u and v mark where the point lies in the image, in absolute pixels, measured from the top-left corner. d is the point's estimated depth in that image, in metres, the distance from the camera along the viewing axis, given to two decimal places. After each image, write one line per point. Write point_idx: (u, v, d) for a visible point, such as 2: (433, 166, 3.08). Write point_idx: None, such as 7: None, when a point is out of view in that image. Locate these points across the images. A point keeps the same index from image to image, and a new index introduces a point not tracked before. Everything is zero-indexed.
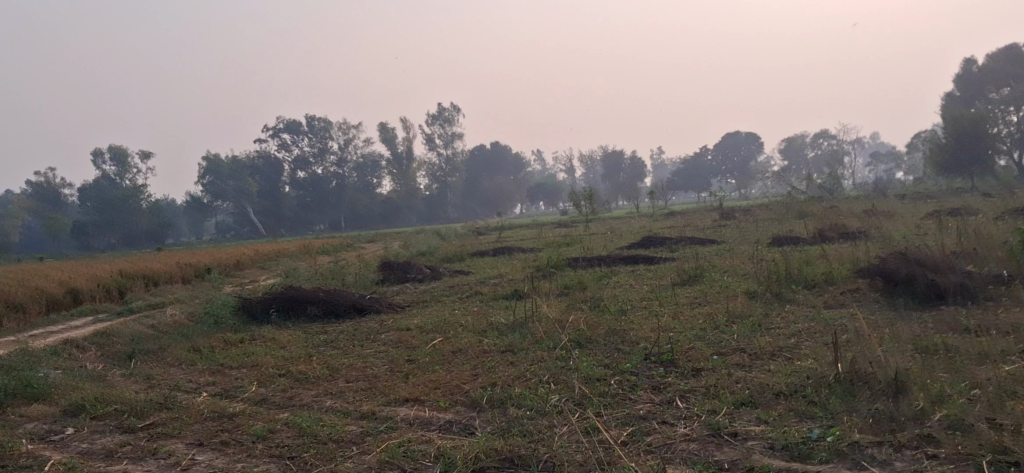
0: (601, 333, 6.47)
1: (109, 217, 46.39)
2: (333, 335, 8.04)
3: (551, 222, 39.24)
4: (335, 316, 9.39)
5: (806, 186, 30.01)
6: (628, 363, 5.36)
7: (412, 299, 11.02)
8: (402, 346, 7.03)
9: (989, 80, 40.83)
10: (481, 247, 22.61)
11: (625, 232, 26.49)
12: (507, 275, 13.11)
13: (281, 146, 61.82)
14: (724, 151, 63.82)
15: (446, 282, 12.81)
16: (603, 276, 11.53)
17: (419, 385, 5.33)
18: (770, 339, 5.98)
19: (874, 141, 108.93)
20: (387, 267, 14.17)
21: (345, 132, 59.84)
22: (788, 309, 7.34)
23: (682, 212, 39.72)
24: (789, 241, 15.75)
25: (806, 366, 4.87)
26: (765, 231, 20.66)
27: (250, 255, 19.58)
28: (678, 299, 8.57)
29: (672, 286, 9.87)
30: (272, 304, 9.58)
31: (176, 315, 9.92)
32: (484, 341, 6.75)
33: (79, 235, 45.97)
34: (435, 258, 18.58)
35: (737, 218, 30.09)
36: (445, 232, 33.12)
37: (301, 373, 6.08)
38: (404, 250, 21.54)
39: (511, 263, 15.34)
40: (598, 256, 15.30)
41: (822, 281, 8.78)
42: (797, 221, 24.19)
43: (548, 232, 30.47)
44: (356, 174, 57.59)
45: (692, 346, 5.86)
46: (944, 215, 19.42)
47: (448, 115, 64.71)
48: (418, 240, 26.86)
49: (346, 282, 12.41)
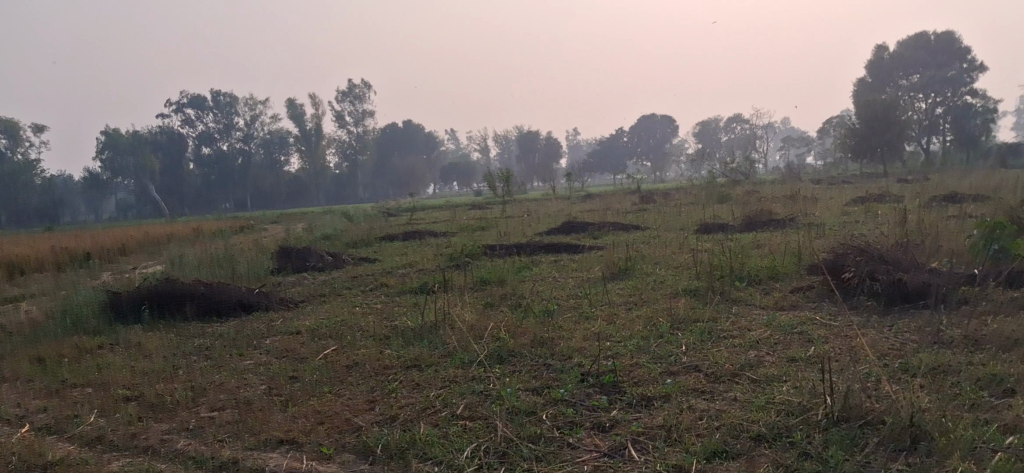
0: (526, 344, 5.47)
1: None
2: (210, 340, 6.89)
3: (464, 203, 38.29)
4: (217, 314, 8.24)
5: (722, 170, 29.64)
6: (562, 387, 4.37)
7: (309, 293, 9.89)
8: (288, 358, 5.92)
9: (898, 67, 41.19)
10: (392, 230, 21.53)
11: (544, 215, 25.71)
12: (418, 263, 12.08)
13: (185, 122, 59.36)
14: (638, 133, 63.50)
15: (351, 272, 11.69)
16: (522, 267, 10.61)
17: (299, 417, 4.19)
18: (726, 352, 5.05)
19: (780, 125, 111.15)
20: (285, 254, 12.96)
21: (252, 108, 57.73)
22: (737, 311, 6.47)
23: (597, 195, 39.17)
24: (714, 228, 15.08)
25: (785, 395, 3.92)
26: (687, 216, 20.07)
27: (138, 239, 18.06)
28: (609, 297, 7.64)
29: (599, 281, 8.96)
30: (144, 301, 8.35)
31: (32, 314, 8.58)
32: (385, 352, 5.67)
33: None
34: (340, 243, 17.41)
35: (656, 201, 29.62)
36: (354, 213, 31.85)
37: (153, 394, 4.88)
38: (309, 233, 20.30)
39: (423, 250, 14.29)
40: (515, 243, 14.39)
41: (766, 276, 7.96)
42: (719, 206, 23.75)
43: (462, 213, 29.49)
44: (262, 151, 55.60)
45: (635, 362, 4.91)
46: (867, 202, 19.02)
47: (360, 92, 63.00)
48: (325, 222, 25.57)
49: (238, 272, 11.17)
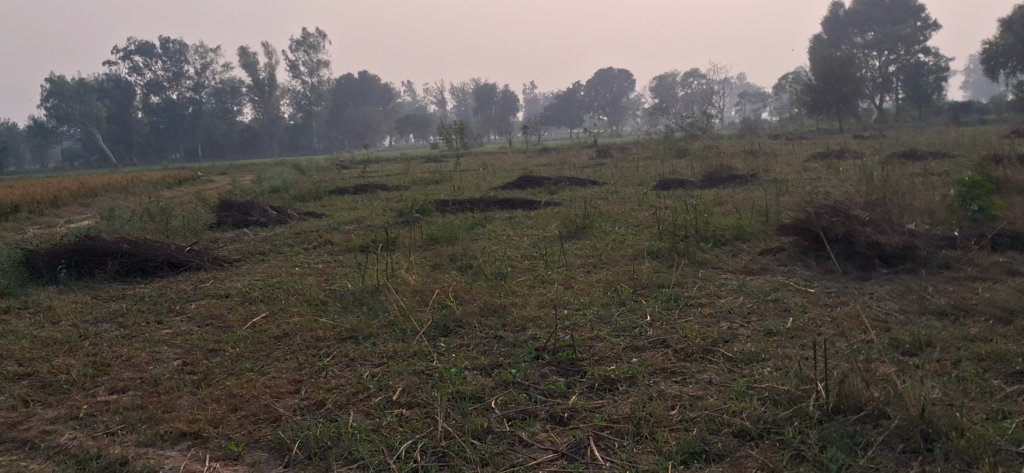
0: (476, 312, 4.94)
1: None
2: (129, 304, 6.29)
3: (418, 156, 37.57)
4: (142, 274, 7.63)
5: (679, 122, 29.19)
6: (515, 368, 3.83)
7: (247, 250, 9.28)
8: (213, 326, 5.34)
9: (853, 23, 41.00)
10: (343, 183, 20.93)
11: (499, 169, 25.17)
12: (365, 219, 11.48)
13: (133, 69, 57.67)
14: (596, 87, 62.77)
15: (294, 228, 11.04)
16: (475, 224, 10.09)
17: (210, 403, 3.61)
18: (695, 323, 4.55)
19: (736, 79, 110.91)
20: (225, 207, 12.26)
21: (202, 56, 56.15)
22: (704, 274, 6.00)
23: (554, 149, 38.61)
24: (674, 185, 14.61)
25: (767, 380, 3.42)
26: (643, 171, 19.66)
27: (72, 190, 17.22)
28: (567, 258, 7.13)
29: (555, 240, 8.44)
30: (61, 259, 7.67)
31: None
32: (318, 321, 5.09)
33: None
34: (288, 196, 16.69)
35: (612, 155, 29.28)
36: (307, 165, 31.07)
37: (47, 371, 4.27)
38: (257, 186, 19.55)
39: (372, 204, 13.68)
40: (469, 198, 13.82)
41: (733, 237, 7.49)
42: (676, 161, 23.41)
43: (416, 166, 28.92)
44: (213, 100, 54.12)
45: (598, 335, 4.40)
46: (825, 158, 18.72)
47: (314, 41, 61.50)
48: (274, 174, 24.76)
49: (172, 227, 10.47)
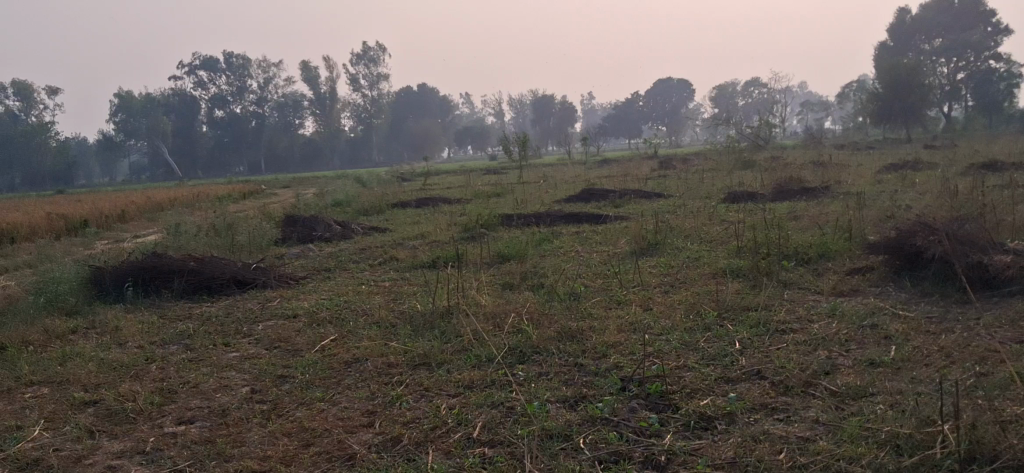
0: (553, 338, 4.69)
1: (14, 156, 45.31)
2: (196, 324, 6.18)
3: (478, 168, 37.53)
4: (208, 292, 7.55)
5: (742, 133, 28.71)
6: (602, 401, 3.59)
7: (313, 267, 9.17)
8: (281, 349, 5.18)
9: (921, 30, 39.99)
10: (405, 195, 20.90)
11: (561, 182, 24.95)
12: (430, 234, 11.32)
13: (199, 84, 58.77)
14: (655, 98, 62.28)
15: (359, 244, 10.94)
16: (543, 240, 9.85)
17: (280, 437, 3.42)
18: (790, 353, 4.25)
19: (797, 87, 109.18)
20: (291, 223, 12.22)
21: (266, 71, 56.86)
22: (791, 296, 5.69)
23: (615, 160, 38.31)
24: (743, 197, 14.25)
25: (883, 419, 3.12)
26: (709, 183, 19.28)
27: (140, 205, 17.41)
28: (643, 277, 6.86)
29: (627, 257, 8.18)
30: (129, 277, 7.62)
31: (9, 289, 7.90)
32: (389, 346, 4.89)
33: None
34: (350, 210, 16.68)
35: (674, 167, 28.89)
36: (369, 177, 31.22)
37: (114, 398, 4.14)
38: (319, 199, 19.61)
39: (437, 219, 13.55)
40: (533, 212, 13.62)
41: (817, 254, 7.14)
42: (741, 173, 22.96)
43: (477, 178, 28.86)
44: (276, 114, 54.86)
45: (687, 365, 4.13)
46: (898, 169, 18.12)
47: (375, 55, 62.02)
48: (337, 187, 24.90)
49: (239, 242, 10.44)
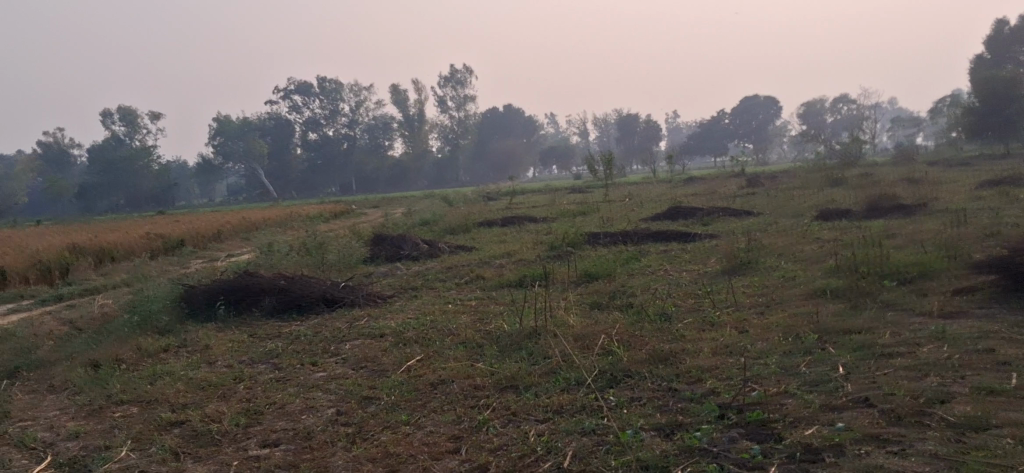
0: (645, 360, 4.52)
1: (117, 179, 47.25)
2: (284, 343, 6.17)
3: (563, 187, 37.43)
4: (298, 310, 7.58)
5: (833, 150, 28.01)
6: (698, 429, 3.41)
7: (399, 285, 9.16)
8: (367, 369, 5.12)
9: (1021, 41, 38.51)
10: (491, 214, 20.93)
11: (647, 200, 24.70)
12: (516, 253, 11.23)
13: (292, 107, 60.13)
14: (741, 115, 61.38)
15: (445, 262, 10.90)
16: (630, 258, 9.67)
17: (365, 462, 3.34)
18: (899, 378, 4.00)
19: (889, 102, 106.47)
20: (378, 241, 12.28)
21: (355, 94, 57.81)
22: (894, 318, 5.40)
23: (701, 178, 37.79)
24: (836, 215, 13.82)
25: (1005, 457, 2.87)
26: (800, 200, 18.79)
27: (233, 224, 17.79)
28: (736, 297, 6.62)
29: (718, 276, 7.95)
30: (220, 295, 7.70)
31: (106, 307, 8.06)
32: (475, 367, 4.78)
33: (84, 196, 47.03)
34: (437, 229, 16.74)
35: (764, 184, 28.32)
36: (455, 197, 31.42)
37: (200, 418, 4.11)
38: (406, 219, 19.76)
39: (522, 237, 13.46)
40: (621, 230, 13.43)
41: (920, 274, 6.79)
42: (833, 189, 22.36)
43: (563, 197, 28.76)
44: (366, 136, 55.70)
45: (785, 389, 3.92)
46: (1001, 185, 17.37)
47: (462, 76, 62.58)
48: (424, 206, 25.08)
49: (328, 260, 10.51)
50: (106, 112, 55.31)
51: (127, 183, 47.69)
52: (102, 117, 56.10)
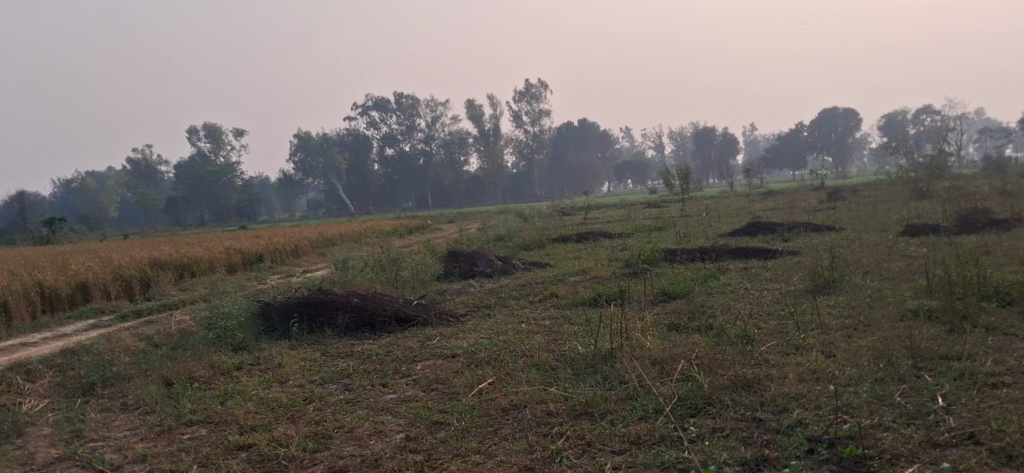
0: (727, 387, 4.31)
1: (203, 193, 48.43)
2: (356, 362, 6.09)
3: (639, 201, 37.11)
4: (371, 328, 7.51)
5: (918, 163, 27.18)
6: (788, 465, 3.19)
7: (473, 303, 9.04)
8: (438, 392, 5.00)
9: None
10: (566, 229, 20.77)
11: (725, 214, 24.28)
12: (592, 269, 11.05)
13: (369, 123, 60.87)
14: (821, 127, 60.10)
15: (519, 279, 10.77)
16: (709, 276, 9.41)
17: None
18: (1005, 411, 3.71)
19: (975, 112, 103.29)
20: (453, 257, 12.23)
21: (431, 109, 58.22)
22: (995, 342, 5.08)
23: (780, 192, 37.03)
24: (924, 230, 13.33)
25: None
26: (886, 215, 18.21)
27: (311, 239, 17.96)
28: (823, 318, 6.33)
29: (802, 296, 7.64)
30: (294, 312, 7.67)
31: (184, 323, 8.11)
32: (549, 391, 4.62)
33: (172, 210, 48.34)
34: (512, 244, 16.64)
35: (846, 198, 27.62)
36: (530, 211, 31.36)
37: (268, 442, 4.03)
38: (481, 234, 19.72)
39: (598, 253, 13.27)
40: (699, 246, 13.15)
41: (1019, 295, 6.41)
42: (919, 203, 21.66)
43: (639, 212, 28.45)
44: (443, 151, 55.99)
45: (879, 422, 3.67)
46: None
47: (537, 91, 62.64)
48: (499, 221, 25.04)
49: (401, 277, 10.47)
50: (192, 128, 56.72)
51: (212, 197, 48.85)
52: (188, 134, 57.62)
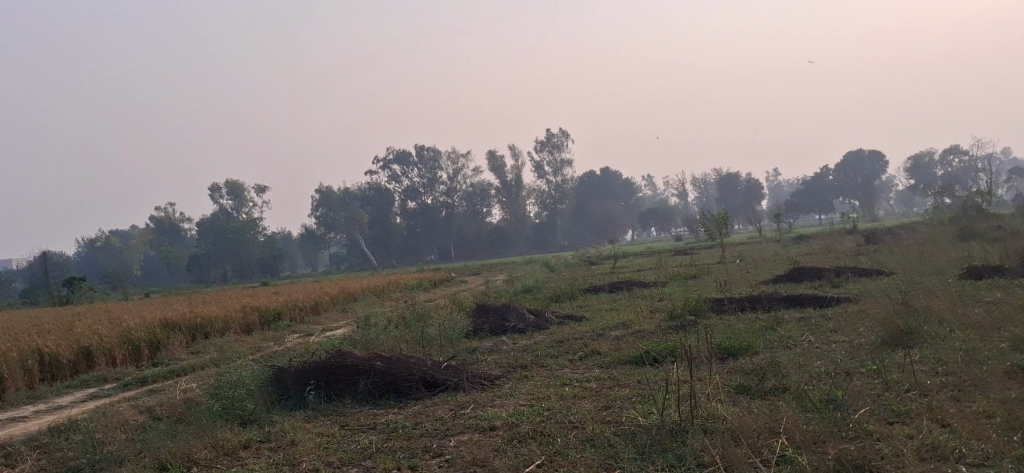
0: None
1: (226, 249, 48.15)
2: (381, 439, 5.31)
3: (667, 248, 36.42)
4: (395, 395, 6.73)
5: (956, 201, 26.35)
6: None
7: (507, 362, 8.25)
8: None
9: None
10: (597, 279, 20.04)
11: (760, 259, 23.45)
12: (634, 322, 10.25)
13: (392, 177, 60.59)
14: (846, 171, 59.08)
15: (555, 334, 10.00)
16: (765, 328, 8.60)
17: None
18: None
19: (1003, 154, 102.05)
20: (482, 312, 11.50)
21: (454, 162, 57.81)
22: None
23: (811, 236, 36.01)
24: (986, 273, 12.41)
25: None
26: (933, 256, 17.34)
27: (332, 295, 17.25)
28: (917, 378, 5.49)
29: (879, 349, 6.79)
30: (311, 379, 6.91)
31: (192, 392, 7.37)
32: None
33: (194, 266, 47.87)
34: (541, 296, 15.88)
35: (884, 240, 26.75)
36: (556, 261, 30.70)
37: None
38: (508, 286, 18.94)
39: (635, 305, 12.47)
40: (746, 294, 12.30)
41: None
42: (963, 243, 20.80)
43: (669, 260, 27.69)
44: (465, 203, 55.49)
45: None
46: None
47: (558, 141, 62.28)
48: (525, 272, 24.32)
49: (429, 335, 9.71)
50: (216, 187, 56.44)
51: (236, 253, 48.54)
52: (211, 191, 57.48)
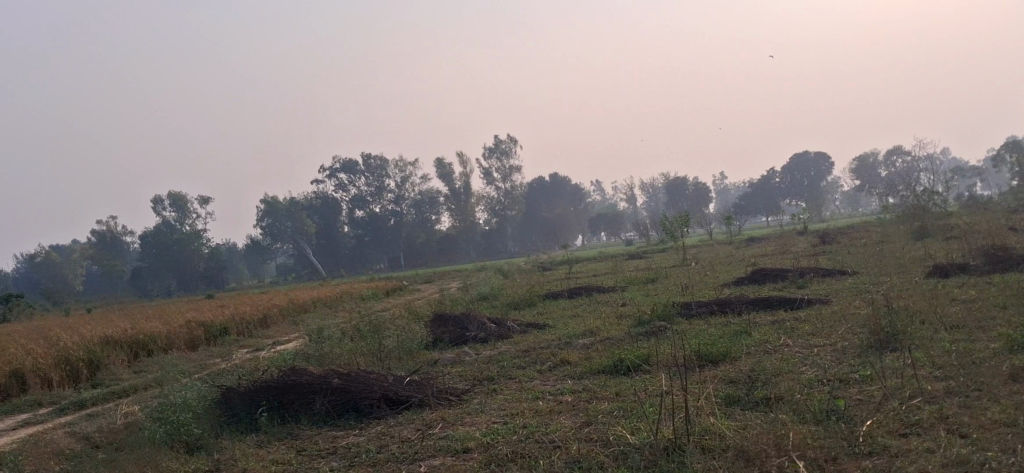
0: None
1: (170, 263, 47.01)
2: (345, 465, 4.83)
3: (619, 252, 36.15)
4: (355, 414, 6.25)
5: (906, 200, 26.38)
6: None
7: (473, 375, 7.79)
8: None
9: None
10: (554, 285, 19.64)
11: (717, 262, 23.23)
12: (601, 328, 9.86)
13: (339, 185, 59.73)
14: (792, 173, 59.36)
15: (520, 343, 9.57)
16: (741, 333, 8.25)
17: None
18: None
19: (942, 155, 103.57)
20: (441, 323, 11.04)
21: (402, 170, 57.16)
22: None
23: (763, 238, 35.93)
24: (953, 272, 12.22)
25: None
26: (893, 255, 17.18)
27: (280, 307, 16.62)
28: (918, 382, 5.16)
29: (866, 354, 6.45)
30: (263, 399, 6.39)
31: (134, 415, 6.80)
32: None
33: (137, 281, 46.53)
34: (499, 303, 15.43)
35: (837, 240, 26.70)
36: (509, 267, 30.23)
37: None
38: (463, 293, 18.47)
39: (599, 310, 12.07)
40: (712, 298, 11.98)
41: None
42: (918, 242, 20.75)
43: (624, 264, 27.42)
44: (413, 211, 54.81)
45: None
46: None
47: (506, 147, 61.89)
48: (480, 280, 23.84)
49: (387, 347, 9.23)
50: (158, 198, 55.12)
51: (179, 266, 47.39)
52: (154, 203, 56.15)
